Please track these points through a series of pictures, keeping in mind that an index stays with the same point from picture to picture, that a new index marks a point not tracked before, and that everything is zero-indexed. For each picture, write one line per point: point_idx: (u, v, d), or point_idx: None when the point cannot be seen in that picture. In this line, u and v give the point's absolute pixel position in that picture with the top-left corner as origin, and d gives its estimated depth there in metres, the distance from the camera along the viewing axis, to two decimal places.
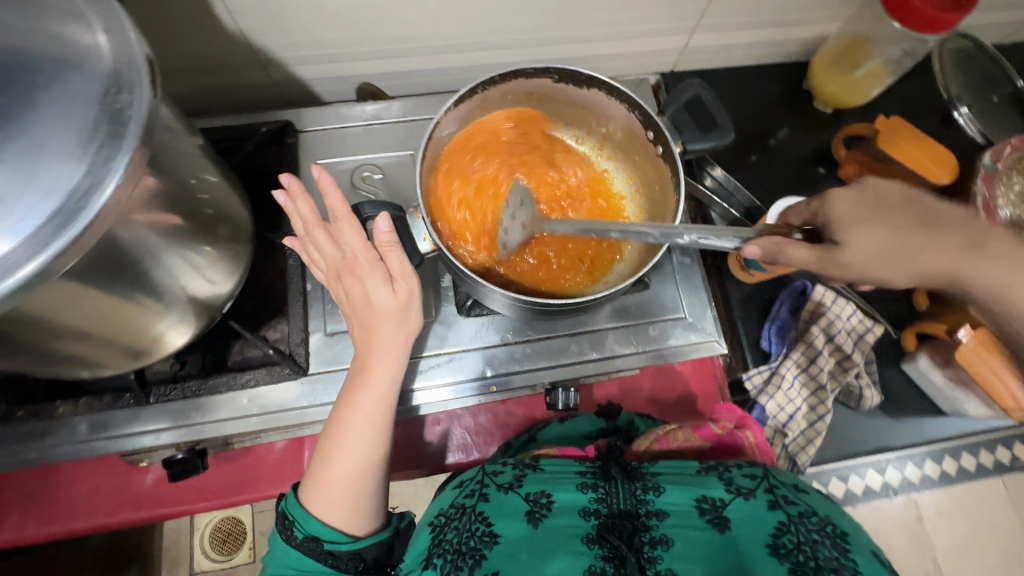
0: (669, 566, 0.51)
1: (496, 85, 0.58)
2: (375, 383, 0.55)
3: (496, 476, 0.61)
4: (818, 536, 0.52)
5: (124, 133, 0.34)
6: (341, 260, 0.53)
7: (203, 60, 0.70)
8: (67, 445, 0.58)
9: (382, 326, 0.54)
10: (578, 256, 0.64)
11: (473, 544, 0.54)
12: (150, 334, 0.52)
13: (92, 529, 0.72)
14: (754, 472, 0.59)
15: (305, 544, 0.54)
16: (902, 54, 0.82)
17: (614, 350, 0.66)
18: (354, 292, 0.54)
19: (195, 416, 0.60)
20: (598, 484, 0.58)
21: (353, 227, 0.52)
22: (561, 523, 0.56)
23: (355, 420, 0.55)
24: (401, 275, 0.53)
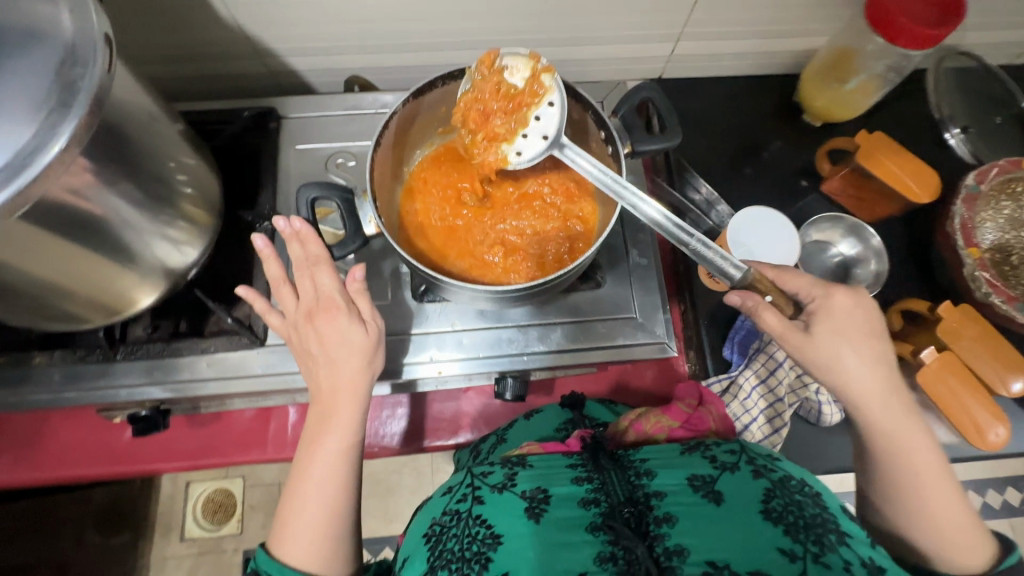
0: (677, 542, 0.51)
1: (456, 81, 0.60)
2: (340, 427, 0.55)
3: (486, 477, 0.61)
4: (802, 497, 0.54)
5: (73, 102, 0.38)
6: (315, 301, 0.56)
7: (202, 47, 0.75)
8: (43, 393, 0.62)
9: (353, 364, 0.55)
10: (533, 251, 0.63)
11: (475, 548, 0.53)
12: (120, 294, 0.56)
13: (72, 479, 0.77)
14: (733, 447, 0.61)
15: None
16: (886, 69, 0.79)
17: (561, 345, 0.68)
18: (324, 332, 0.55)
19: (159, 376, 0.64)
20: (592, 477, 0.59)
21: (331, 269, 0.56)
22: (560, 515, 0.55)
23: (322, 465, 0.55)
24: (370, 318, 0.57)
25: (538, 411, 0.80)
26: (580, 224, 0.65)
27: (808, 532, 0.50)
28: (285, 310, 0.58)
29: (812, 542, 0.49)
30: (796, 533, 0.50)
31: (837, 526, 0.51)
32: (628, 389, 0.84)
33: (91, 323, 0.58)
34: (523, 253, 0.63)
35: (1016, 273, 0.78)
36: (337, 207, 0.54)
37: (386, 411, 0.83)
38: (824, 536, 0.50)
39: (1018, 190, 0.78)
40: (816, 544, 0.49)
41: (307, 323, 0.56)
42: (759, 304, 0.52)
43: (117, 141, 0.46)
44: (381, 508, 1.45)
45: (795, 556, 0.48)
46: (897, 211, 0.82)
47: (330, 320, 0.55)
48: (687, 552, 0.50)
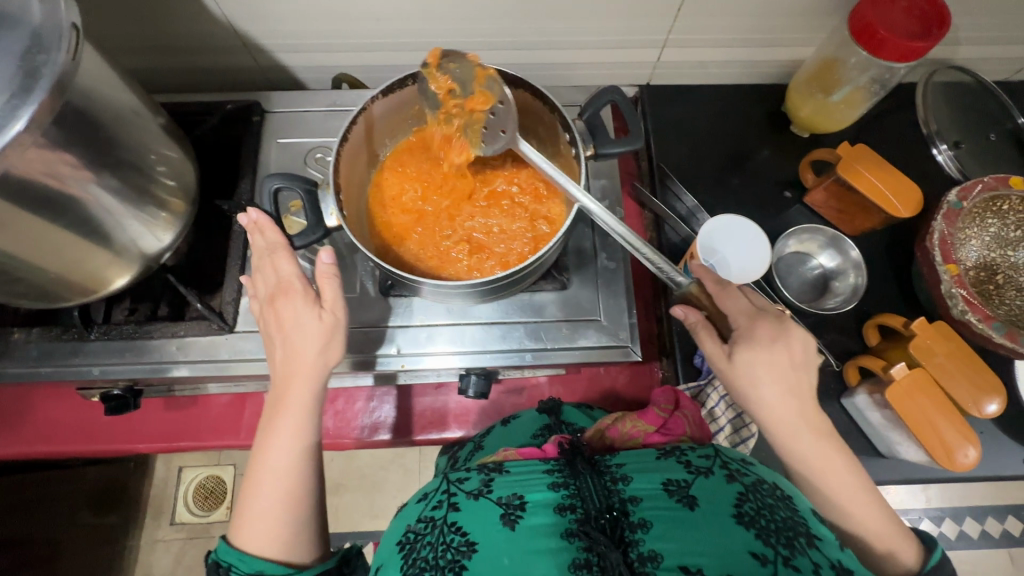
0: (652, 547, 0.49)
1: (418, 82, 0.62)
2: (293, 408, 0.56)
3: (462, 483, 0.58)
4: (773, 501, 0.52)
5: (35, 87, 0.40)
6: (277, 284, 0.58)
7: (195, 41, 0.78)
8: (20, 367, 0.65)
9: (307, 347, 0.56)
10: (499, 248, 0.64)
11: (450, 556, 0.52)
12: (93, 275, 0.58)
13: (51, 454, 0.80)
14: (707, 451, 0.58)
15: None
16: (871, 80, 0.78)
17: (522, 344, 0.68)
18: (284, 315, 0.57)
19: (130, 356, 0.66)
20: (569, 482, 0.55)
21: (291, 256, 0.58)
22: (536, 523, 0.52)
23: (276, 448, 0.56)
24: (329, 303, 0.58)
25: (515, 417, 0.79)
26: (549, 223, 0.65)
27: (779, 536, 0.49)
28: (257, 291, 0.60)
29: (783, 545, 0.48)
30: (767, 536, 0.49)
31: (805, 528, 0.51)
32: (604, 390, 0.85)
33: (68, 301, 0.60)
34: (489, 249, 0.64)
35: (999, 293, 0.77)
36: (300, 196, 0.56)
37: (359, 403, 0.84)
38: (794, 539, 0.49)
39: (1003, 207, 0.76)
40: (786, 548, 0.48)
41: (270, 305, 0.58)
42: (700, 323, 0.60)
43: (87, 126, 0.48)
44: (367, 502, 1.46)
45: (766, 561, 0.47)
46: (878, 225, 0.81)
47: (289, 303, 0.57)
48: (661, 557, 0.48)
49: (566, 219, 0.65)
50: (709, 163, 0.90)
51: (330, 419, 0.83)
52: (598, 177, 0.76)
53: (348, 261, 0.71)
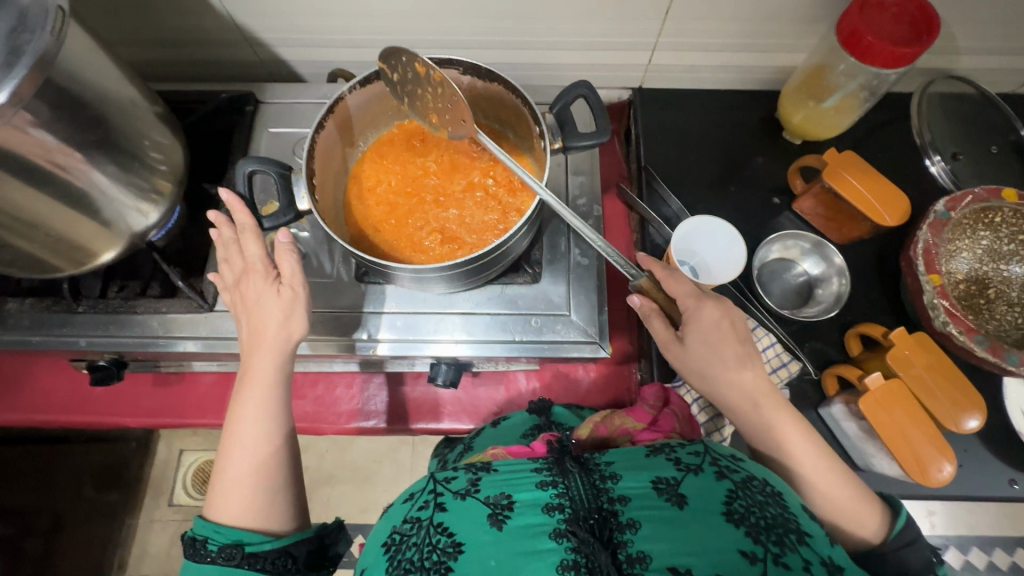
0: (641, 548, 0.49)
1: (380, 78, 0.63)
2: (258, 381, 0.59)
3: (449, 483, 0.58)
4: (763, 498, 0.52)
5: (17, 63, 0.43)
6: (243, 266, 0.61)
7: (198, 34, 0.82)
8: (13, 334, 0.68)
9: (270, 316, 0.59)
10: (469, 232, 0.66)
11: (436, 557, 0.51)
12: (81, 247, 0.61)
13: (46, 424, 0.84)
14: (697, 448, 0.58)
15: (226, 551, 0.53)
16: (861, 87, 0.77)
17: (492, 336, 0.69)
18: (250, 294, 0.60)
19: (115, 329, 0.69)
20: (557, 480, 0.55)
21: (257, 237, 0.60)
22: (522, 524, 0.52)
23: (244, 421, 0.58)
24: (290, 279, 0.60)
25: (506, 418, 0.79)
26: (517, 211, 0.66)
27: (770, 533, 0.49)
28: (223, 274, 0.63)
29: (773, 542, 0.48)
30: (758, 534, 0.49)
31: (796, 524, 0.50)
32: (586, 391, 0.85)
33: (60, 271, 0.64)
34: (460, 234, 0.66)
35: (990, 307, 0.75)
36: (274, 179, 0.58)
37: (339, 389, 0.86)
38: (784, 536, 0.49)
39: (996, 220, 0.74)
40: (776, 545, 0.48)
41: (237, 289, 0.61)
42: (653, 310, 0.62)
43: (72, 104, 0.51)
44: (358, 494, 1.48)
45: (754, 559, 0.47)
46: (866, 233, 0.80)
47: (254, 284, 0.60)
48: (649, 558, 0.48)
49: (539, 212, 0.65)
50: (698, 166, 0.90)
51: (309, 403, 0.85)
52: (578, 174, 0.76)
53: (327, 248, 0.73)
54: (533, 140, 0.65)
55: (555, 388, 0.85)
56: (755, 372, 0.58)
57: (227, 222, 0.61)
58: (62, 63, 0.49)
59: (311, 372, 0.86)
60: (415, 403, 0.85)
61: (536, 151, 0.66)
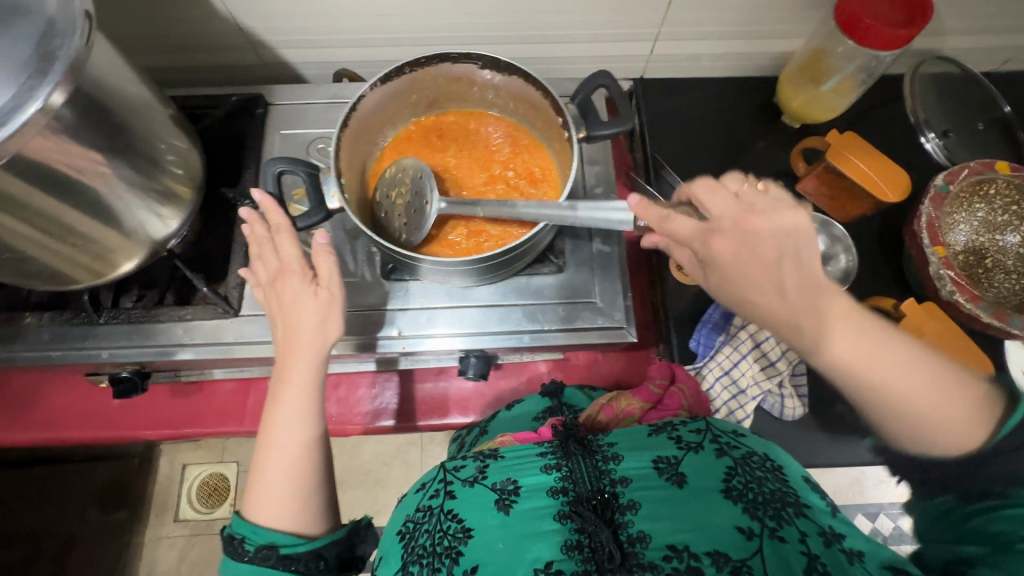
0: (641, 528, 0.52)
1: (397, 78, 0.62)
2: (295, 384, 0.59)
3: (458, 471, 0.62)
4: (762, 473, 0.56)
5: (50, 70, 0.42)
6: (278, 265, 0.61)
7: (199, 38, 0.80)
8: (32, 350, 0.67)
9: (311, 318, 0.59)
10: (497, 223, 0.67)
11: (447, 542, 0.55)
12: (104, 257, 0.60)
13: (61, 442, 0.82)
14: (699, 425, 0.62)
15: (262, 552, 0.54)
16: (859, 70, 0.80)
17: (522, 326, 0.69)
18: (286, 295, 0.60)
19: (140, 339, 0.67)
20: (561, 463, 0.58)
21: (292, 237, 0.60)
22: (529, 507, 0.56)
23: (284, 421, 0.58)
24: (329, 280, 0.60)
25: (518, 401, 0.81)
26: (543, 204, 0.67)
27: (766, 508, 0.52)
28: (255, 275, 0.62)
29: (769, 517, 0.52)
30: (754, 510, 0.52)
31: (794, 497, 0.54)
32: (596, 377, 0.86)
33: (79, 282, 0.62)
34: (487, 227, 0.67)
35: (988, 276, 0.77)
36: (303, 180, 0.57)
37: (361, 389, 0.86)
38: (782, 510, 0.52)
39: (991, 191, 0.78)
40: (773, 520, 0.51)
41: (272, 288, 0.61)
42: (671, 242, 0.58)
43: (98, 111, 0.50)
44: (370, 497, 1.47)
45: (750, 534, 0.50)
46: (869, 210, 0.83)
47: (290, 284, 0.60)
48: (649, 538, 0.51)
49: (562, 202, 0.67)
50: (703, 153, 0.92)
51: (333, 405, 0.85)
52: (593, 163, 0.78)
53: (350, 246, 0.73)
54: (554, 131, 0.66)
55: (574, 376, 0.86)
56: (794, 294, 0.50)
57: (258, 218, 0.61)
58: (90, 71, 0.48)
59: (332, 374, 0.86)
60: (438, 399, 0.86)
61: (557, 143, 0.67)
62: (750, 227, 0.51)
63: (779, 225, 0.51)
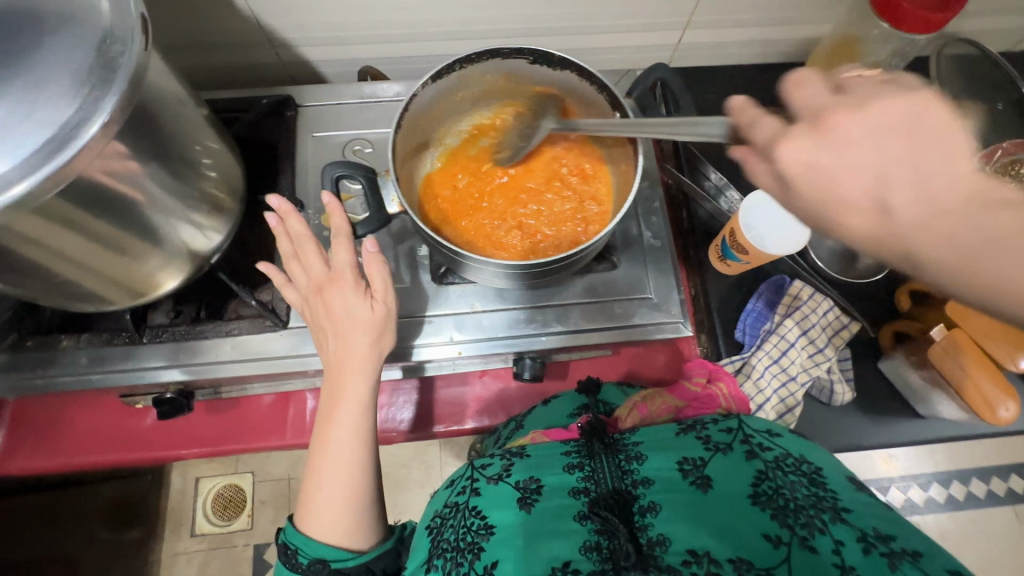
0: (660, 531, 0.52)
1: (450, 74, 0.61)
2: (348, 401, 0.57)
3: (485, 469, 0.64)
4: (795, 479, 0.55)
5: (113, 79, 0.39)
6: (326, 274, 0.59)
7: (218, 37, 0.76)
8: (69, 375, 0.63)
9: (362, 334, 0.58)
10: (555, 225, 0.66)
11: (469, 539, 0.56)
12: (148, 277, 0.57)
13: (92, 466, 0.78)
14: (730, 425, 0.61)
15: (314, 565, 0.55)
16: (891, 54, 0.81)
17: (579, 325, 0.68)
18: (333, 304, 0.58)
19: (184, 357, 0.65)
20: (583, 463, 0.61)
21: (348, 243, 0.59)
22: (552, 506, 0.57)
23: (336, 436, 0.57)
24: (381, 294, 0.59)
25: (556, 397, 0.80)
26: (598, 207, 0.67)
27: (797, 515, 0.51)
28: (298, 283, 0.61)
29: (801, 525, 0.50)
30: (784, 517, 0.51)
31: (830, 502, 0.52)
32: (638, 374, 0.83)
33: (116, 303, 0.59)
34: (541, 229, 0.65)
35: None
36: (361, 184, 0.57)
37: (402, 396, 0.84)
38: (815, 516, 0.50)
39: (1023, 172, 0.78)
40: (805, 528, 0.50)
41: (317, 295, 0.59)
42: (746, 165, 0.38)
43: (157, 121, 0.47)
44: (392, 500, 1.46)
45: (778, 542, 0.49)
46: None
47: (339, 293, 0.58)
48: (668, 542, 0.51)
49: (613, 198, 0.67)
50: None
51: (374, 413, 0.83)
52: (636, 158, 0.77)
53: (392, 251, 0.70)
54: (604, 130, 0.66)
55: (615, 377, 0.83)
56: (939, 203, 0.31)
57: (293, 211, 0.61)
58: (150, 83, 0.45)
59: None
60: (482, 402, 0.83)
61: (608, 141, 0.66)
62: (838, 130, 0.33)
63: (879, 118, 0.32)
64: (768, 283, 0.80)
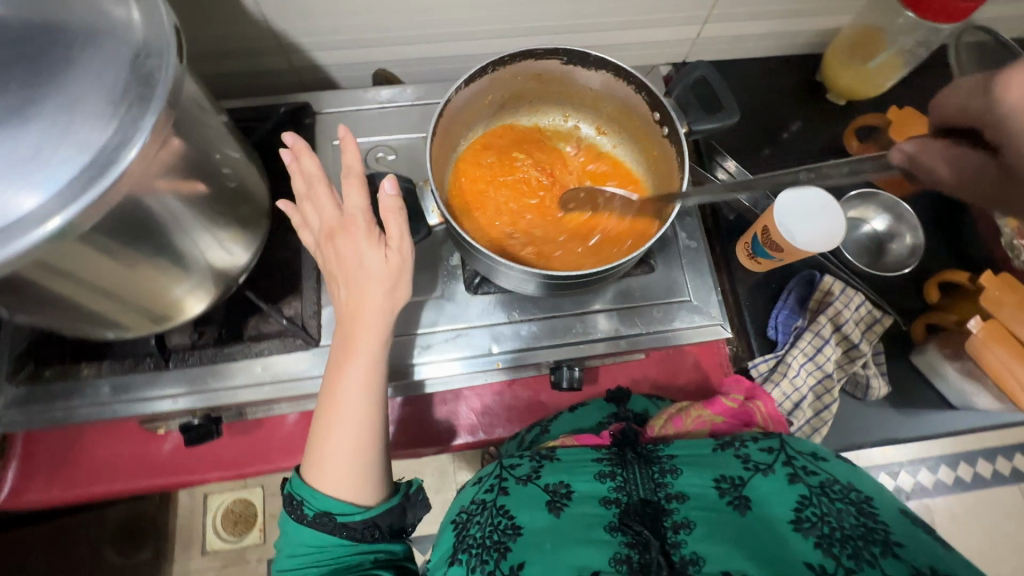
0: (693, 550, 0.51)
1: (485, 75, 0.59)
2: (361, 347, 0.54)
3: (514, 468, 0.63)
4: (842, 506, 0.51)
5: (151, 95, 0.36)
6: (338, 219, 0.53)
7: (227, 44, 0.73)
8: (92, 405, 0.60)
9: (372, 286, 0.53)
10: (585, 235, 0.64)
11: (496, 536, 0.55)
12: (176, 302, 0.54)
13: (111, 495, 0.75)
14: (771, 444, 0.58)
15: (319, 518, 0.53)
16: (916, 45, 0.81)
17: (619, 331, 0.67)
18: (345, 253, 0.53)
19: (212, 382, 0.62)
20: (616, 473, 0.60)
21: (361, 185, 0.52)
22: (581, 512, 0.57)
23: (346, 388, 0.54)
24: (397, 242, 0.53)
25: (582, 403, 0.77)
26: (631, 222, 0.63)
27: (844, 546, 0.47)
28: (312, 225, 0.56)
29: (847, 556, 0.47)
30: (829, 547, 0.48)
31: (881, 535, 0.48)
32: (672, 385, 0.79)
33: (131, 331, 0.54)
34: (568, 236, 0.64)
35: None
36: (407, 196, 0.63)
37: None
38: (866, 548, 0.47)
39: None
40: (851, 559, 0.47)
41: (329, 242, 0.54)
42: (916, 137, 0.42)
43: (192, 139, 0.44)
44: None
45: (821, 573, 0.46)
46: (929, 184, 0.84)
47: (349, 240, 0.53)
48: (702, 561, 0.50)
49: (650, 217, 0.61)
50: (754, 136, 0.91)
51: None
52: None
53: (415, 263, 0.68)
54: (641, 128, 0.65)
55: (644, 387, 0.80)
56: None
57: (306, 148, 0.54)
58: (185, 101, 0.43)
59: None
60: (505, 408, 0.78)
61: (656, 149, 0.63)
62: None
63: None
64: (798, 278, 0.79)
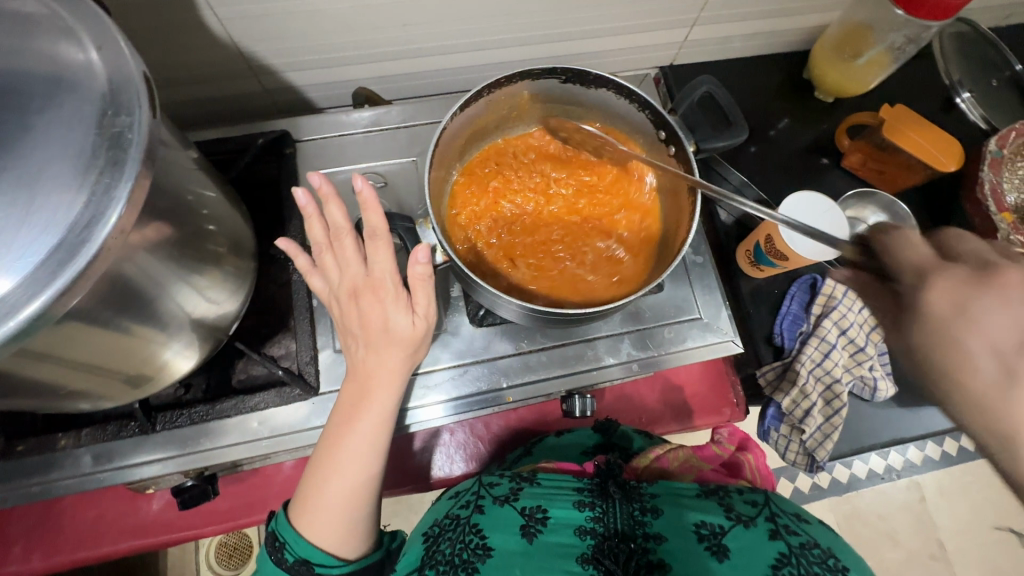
0: None
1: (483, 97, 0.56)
2: (374, 407, 0.50)
3: (492, 487, 0.61)
4: (819, 570, 0.50)
5: (124, 159, 0.32)
6: (364, 277, 0.49)
7: (194, 69, 0.67)
8: (73, 477, 0.56)
9: (393, 354, 0.50)
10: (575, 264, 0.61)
11: (465, 556, 0.54)
12: (160, 365, 0.49)
13: (96, 559, 0.70)
14: (756, 498, 0.58)
15: (294, 567, 0.49)
16: (905, 41, 0.79)
17: (630, 355, 0.65)
18: (369, 314, 0.49)
19: (204, 443, 0.58)
20: (595, 503, 0.58)
21: (390, 249, 0.49)
22: (555, 541, 0.55)
23: (351, 449, 0.50)
24: (425, 310, 0.50)
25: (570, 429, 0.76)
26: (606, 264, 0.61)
27: None
28: (328, 274, 0.51)
29: None
30: None
31: None
32: (658, 411, 0.80)
33: (111, 401, 0.50)
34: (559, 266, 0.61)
35: None
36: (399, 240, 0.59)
37: None
38: None
39: None
40: None
41: (351, 301, 0.50)
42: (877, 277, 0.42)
43: (173, 197, 0.40)
44: None
45: None
46: (919, 180, 0.84)
47: (377, 302, 0.49)
48: None
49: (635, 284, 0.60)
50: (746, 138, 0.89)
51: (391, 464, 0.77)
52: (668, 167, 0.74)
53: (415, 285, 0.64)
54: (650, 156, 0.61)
55: (633, 410, 0.79)
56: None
57: (334, 196, 0.48)
58: (162, 159, 0.39)
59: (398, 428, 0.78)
60: (514, 435, 0.77)
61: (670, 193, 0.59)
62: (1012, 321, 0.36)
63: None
64: (800, 283, 0.77)
